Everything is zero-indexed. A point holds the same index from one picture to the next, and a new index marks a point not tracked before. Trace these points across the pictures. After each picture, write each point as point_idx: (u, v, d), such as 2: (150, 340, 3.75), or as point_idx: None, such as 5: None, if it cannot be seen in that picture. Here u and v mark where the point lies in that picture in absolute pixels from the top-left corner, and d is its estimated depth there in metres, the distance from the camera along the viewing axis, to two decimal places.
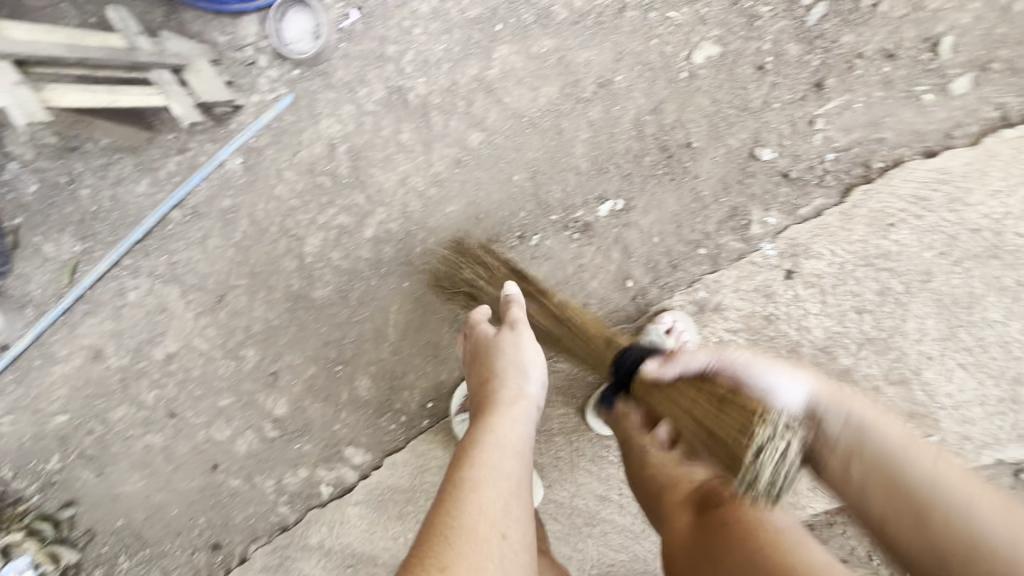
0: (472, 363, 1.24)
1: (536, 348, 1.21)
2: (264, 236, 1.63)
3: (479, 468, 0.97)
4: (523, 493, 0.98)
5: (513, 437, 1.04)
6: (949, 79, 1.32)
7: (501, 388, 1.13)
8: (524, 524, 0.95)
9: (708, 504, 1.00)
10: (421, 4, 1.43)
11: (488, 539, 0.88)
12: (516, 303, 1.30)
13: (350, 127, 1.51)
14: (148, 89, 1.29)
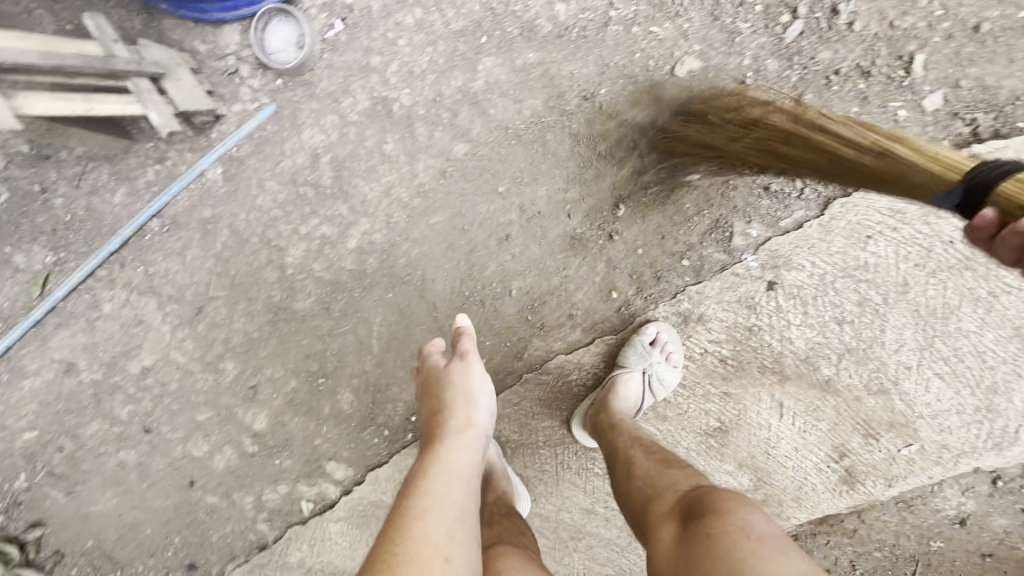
0: (427, 394, 1.26)
1: (485, 378, 1.24)
2: (245, 246, 1.61)
3: (425, 496, 0.98)
4: (468, 519, 0.99)
5: (459, 464, 1.07)
6: (922, 95, 1.35)
7: (450, 418, 1.16)
8: (468, 548, 0.95)
9: (691, 515, 0.95)
10: (405, 16, 1.43)
11: (429, 561, 0.88)
12: (466, 334, 1.33)
13: (333, 137, 1.49)
14: (125, 98, 1.27)
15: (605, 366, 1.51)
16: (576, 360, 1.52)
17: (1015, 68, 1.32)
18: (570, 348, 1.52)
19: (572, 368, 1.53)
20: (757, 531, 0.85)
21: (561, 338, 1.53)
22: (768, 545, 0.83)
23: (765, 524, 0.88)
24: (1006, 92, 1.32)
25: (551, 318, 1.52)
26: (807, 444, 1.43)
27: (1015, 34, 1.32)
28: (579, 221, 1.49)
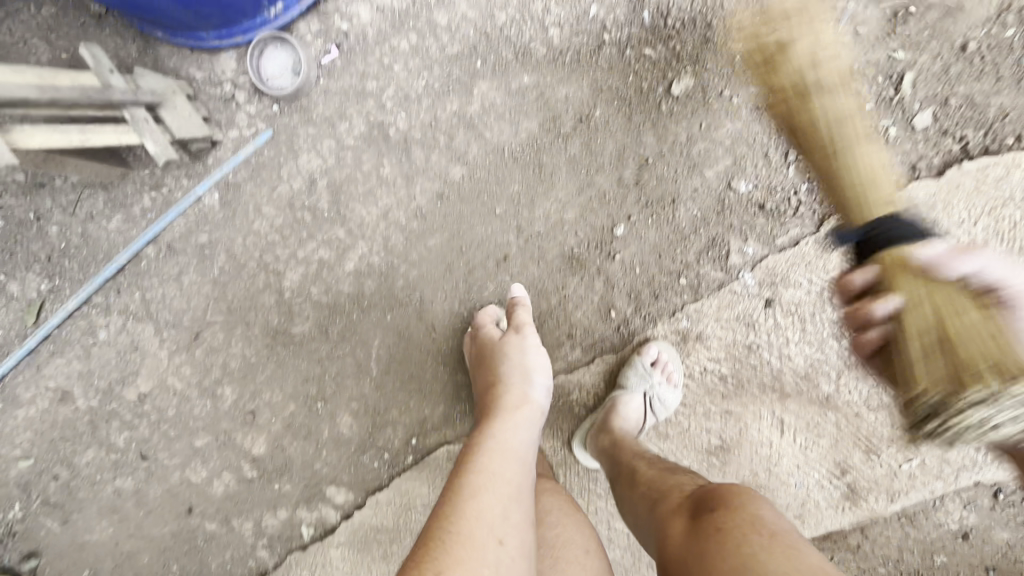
0: (482, 369, 1.37)
1: (538, 355, 1.35)
2: (242, 271, 1.60)
3: (483, 475, 1.04)
4: (523, 501, 1.04)
5: (514, 446, 1.14)
6: (912, 113, 1.37)
7: (507, 396, 1.25)
8: (522, 530, 0.99)
9: (702, 509, 0.95)
10: (401, 41, 1.42)
11: (485, 542, 0.93)
12: (522, 306, 1.44)
13: (330, 162, 1.50)
14: (121, 127, 1.27)
15: (605, 386, 1.51)
16: (576, 380, 1.52)
17: (1001, 86, 1.34)
18: (570, 367, 1.52)
19: (573, 389, 1.52)
20: (769, 528, 0.85)
21: (561, 358, 1.52)
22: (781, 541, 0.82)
23: (778, 523, 0.88)
24: (994, 110, 1.35)
25: (551, 338, 1.53)
26: (809, 460, 1.43)
27: (1002, 53, 1.34)
28: (577, 241, 1.50)
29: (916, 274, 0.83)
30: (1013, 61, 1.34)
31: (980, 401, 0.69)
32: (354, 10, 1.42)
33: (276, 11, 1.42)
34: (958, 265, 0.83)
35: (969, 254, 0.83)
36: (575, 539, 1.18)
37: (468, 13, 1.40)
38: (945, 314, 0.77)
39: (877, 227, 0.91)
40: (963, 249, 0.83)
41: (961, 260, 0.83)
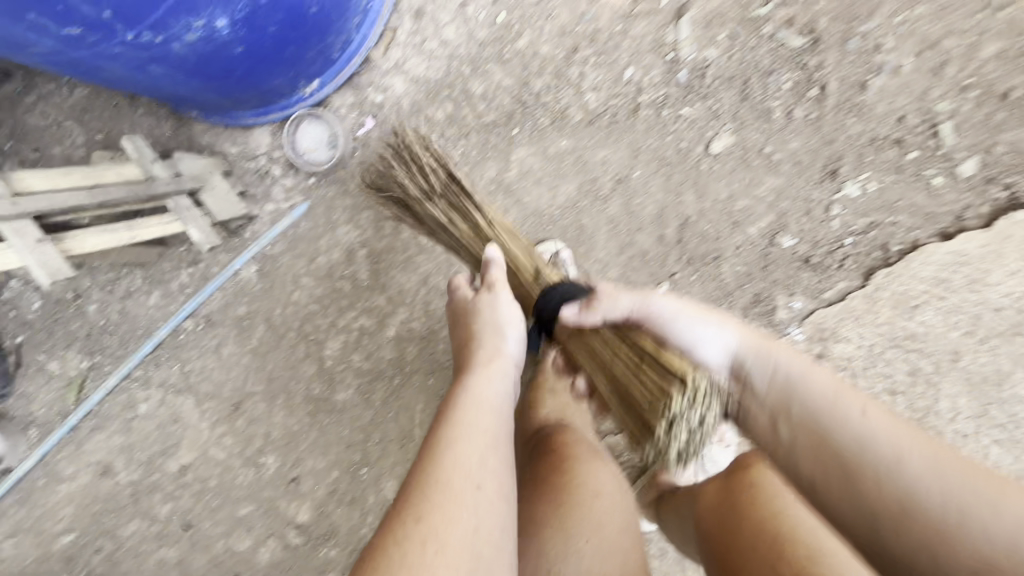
0: (459, 328, 1.25)
1: (515, 307, 1.22)
2: (282, 341, 1.60)
3: (456, 427, 0.92)
4: (500, 445, 0.93)
5: (489, 394, 1.02)
6: (956, 162, 1.35)
7: (479, 348, 1.14)
8: (501, 476, 0.89)
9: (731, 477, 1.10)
10: (436, 111, 1.42)
11: (459, 490, 0.83)
12: (495, 263, 1.26)
13: (370, 232, 1.50)
14: (166, 218, 1.25)
15: None
16: (625, 440, 1.52)
17: None
18: (618, 427, 1.51)
19: (623, 448, 1.52)
20: (783, 493, 1.00)
21: (608, 418, 1.52)
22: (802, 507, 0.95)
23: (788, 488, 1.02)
24: None
25: None
26: None
27: None
28: None
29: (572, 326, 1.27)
30: None
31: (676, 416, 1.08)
32: (389, 81, 1.41)
33: (310, 89, 1.37)
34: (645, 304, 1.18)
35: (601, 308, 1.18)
36: (599, 486, 1.12)
37: (504, 80, 1.40)
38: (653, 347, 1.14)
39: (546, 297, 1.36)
40: (590, 305, 1.23)
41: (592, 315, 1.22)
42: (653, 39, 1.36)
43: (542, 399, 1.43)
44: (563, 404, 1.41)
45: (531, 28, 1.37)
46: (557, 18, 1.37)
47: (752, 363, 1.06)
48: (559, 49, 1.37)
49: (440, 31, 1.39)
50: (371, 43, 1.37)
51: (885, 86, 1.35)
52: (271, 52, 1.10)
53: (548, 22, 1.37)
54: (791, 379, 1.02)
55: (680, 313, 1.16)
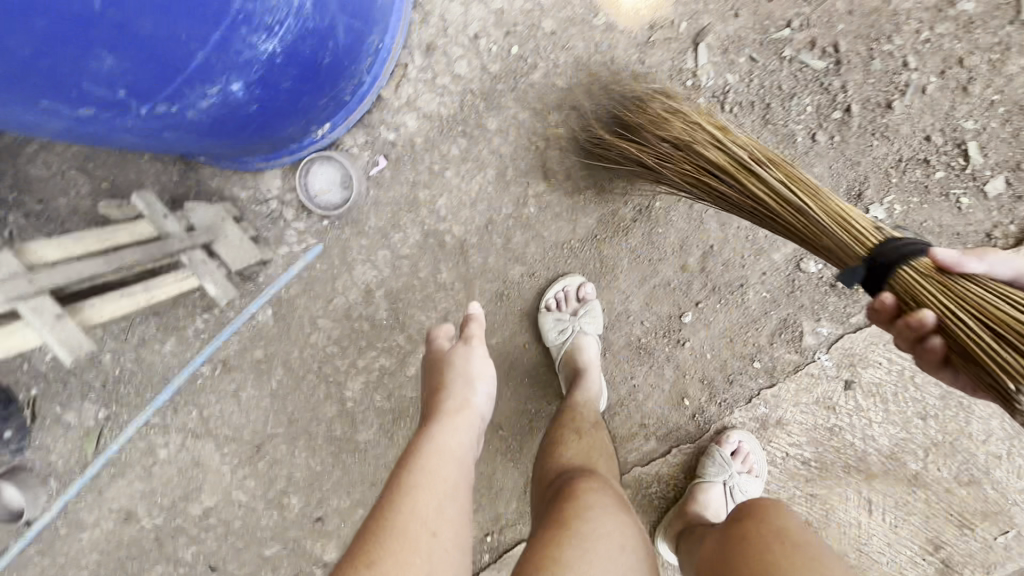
0: (426, 374, 1.17)
1: (487, 360, 1.15)
2: (302, 382, 1.57)
3: (416, 472, 0.89)
4: (460, 495, 0.91)
5: (456, 443, 0.98)
6: (983, 181, 1.33)
7: (447, 398, 1.05)
8: (457, 527, 0.87)
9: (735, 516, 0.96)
10: (450, 146, 1.39)
11: (414, 539, 0.80)
12: (474, 319, 1.21)
13: (386, 272, 1.46)
14: (181, 274, 1.22)
15: (683, 474, 1.49)
16: (653, 470, 1.50)
17: None
18: (646, 458, 1.50)
19: (651, 478, 1.51)
20: (793, 536, 0.85)
21: (635, 448, 1.51)
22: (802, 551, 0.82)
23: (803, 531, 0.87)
24: None
25: (623, 429, 1.50)
26: (900, 538, 1.40)
27: None
28: (643, 329, 1.46)
29: (940, 279, 0.82)
30: None
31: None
32: (401, 119, 1.38)
33: (322, 131, 1.32)
34: (967, 266, 0.82)
35: (982, 255, 0.83)
36: (611, 533, 0.94)
37: (519, 114, 1.36)
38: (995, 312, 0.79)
39: (879, 252, 0.86)
40: (975, 251, 0.83)
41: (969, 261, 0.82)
42: (672, 66, 1.33)
43: (564, 440, 1.23)
44: (586, 446, 1.21)
45: (546, 60, 1.34)
46: (572, 48, 1.33)
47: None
48: (576, 80, 1.34)
49: (452, 66, 1.35)
50: (382, 81, 1.31)
51: (911, 105, 1.32)
52: (286, 107, 1.07)
53: (563, 52, 1.33)
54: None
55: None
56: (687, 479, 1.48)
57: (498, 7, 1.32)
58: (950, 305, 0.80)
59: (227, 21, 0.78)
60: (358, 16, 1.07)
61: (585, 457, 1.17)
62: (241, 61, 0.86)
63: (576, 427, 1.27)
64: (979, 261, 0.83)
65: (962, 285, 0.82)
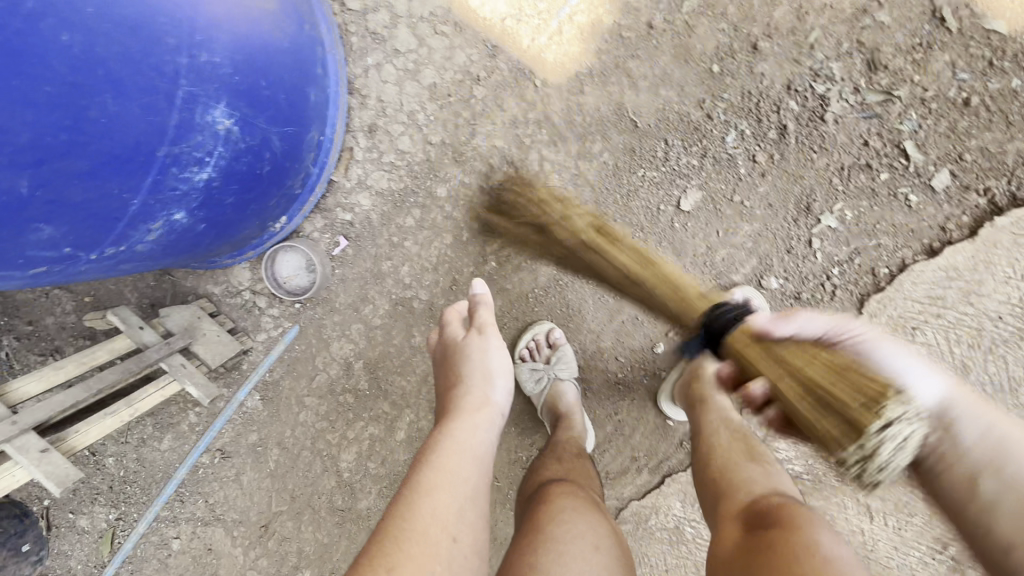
0: (440, 370, 1.09)
1: (505, 354, 1.07)
2: (298, 459, 1.61)
3: (435, 472, 0.86)
4: (479, 496, 0.88)
5: (473, 441, 0.93)
6: (930, 176, 1.34)
7: (464, 395, 0.99)
8: (477, 529, 0.85)
9: (759, 521, 0.92)
10: (405, 218, 1.43)
11: (433, 541, 0.77)
12: (484, 304, 1.14)
13: (362, 344, 1.50)
14: (162, 381, 1.27)
15: (681, 503, 1.48)
16: (651, 504, 1.50)
17: (1016, 130, 1.30)
18: (642, 491, 1.50)
19: (650, 511, 1.50)
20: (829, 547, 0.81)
21: (629, 482, 1.51)
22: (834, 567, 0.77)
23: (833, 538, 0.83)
24: (1013, 157, 1.30)
25: (615, 464, 1.52)
26: (906, 539, 1.39)
27: (1010, 98, 1.29)
28: (619, 365, 1.49)
29: (758, 348, 0.90)
30: (1021, 104, 1.29)
31: (885, 434, 0.67)
32: (355, 199, 1.43)
33: (280, 224, 1.37)
34: (783, 329, 0.92)
35: (791, 319, 0.93)
36: (583, 534, 0.99)
37: (465, 178, 1.40)
38: (812, 384, 0.81)
39: (715, 318, 0.99)
40: (786, 314, 0.93)
41: (786, 324, 0.93)
42: (608, 111, 1.36)
43: (545, 464, 1.25)
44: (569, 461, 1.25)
45: (483, 124, 1.38)
46: (508, 109, 1.37)
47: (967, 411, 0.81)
48: (514, 139, 1.38)
49: (395, 142, 1.40)
50: (330, 167, 1.36)
51: (842, 114, 1.34)
52: (233, 216, 1.12)
53: (499, 114, 1.37)
54: (1006, 440, 0.80)
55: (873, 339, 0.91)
56: (686, 507, 1.48)
57: (429, 81, 1.36)
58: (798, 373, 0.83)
59: (157, 167, 0.84)
60: (291, 122, 1.12)
61: (565, 471, 1.21)
62: (179, 194, 0.92)
63: (556, 454, 1.28)
64: (795, 321, 0.94)
65: (786, 347, 0.88)
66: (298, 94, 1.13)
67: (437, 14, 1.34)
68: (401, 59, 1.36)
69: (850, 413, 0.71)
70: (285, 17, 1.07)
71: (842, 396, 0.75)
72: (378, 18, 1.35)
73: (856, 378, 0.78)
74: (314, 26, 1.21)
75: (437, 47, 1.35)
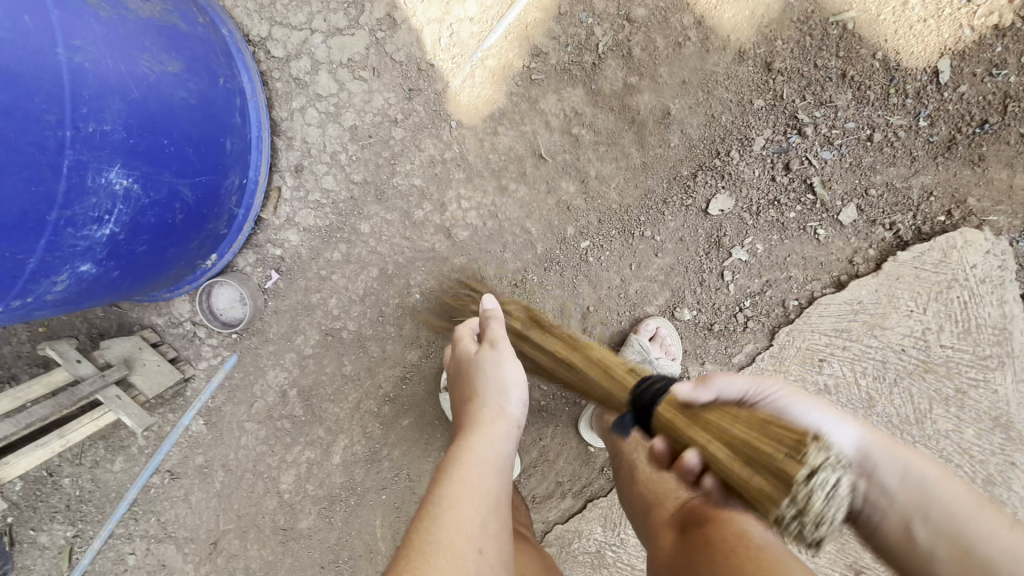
0: (456, 385, 1.07)
1: (519, 365, 1.04)
2: (241, 481, 1.65)
3: (457, 484, 0.83)
4: (500, 508, 0.85)
5: (492, 454, 0.90)
6: (837, 210, 1.35)
7: (481, 409, 0.96)
8: (502, 541, 0.82)
9: (691, 518, 0.89)
10: (333, 252, 1.50)
11: (460, 555, 0.74)
12: (495, 318, 1.10)
13: (295, 372, 1.57)
14: (96, 413, 1.39)
15: (602, 528, 1.53)
16: (575, 527, 1.54)
17: (920, 165, 1.31)
18: (565, 515, 1.55)
19: (574, 534, 1.54)
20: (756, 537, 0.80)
21: (556, 506, 1.55)
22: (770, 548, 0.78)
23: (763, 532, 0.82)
24: (917, 191, 1.31)
25: (541, 489, 1.55)
26: (820, 567, 1.40)
27: (913, 136, 1.30)
28: (542, 393, 1.53)
29: (688, 410, 0.82)
30: (924, 141, 1.30)
31: (824, 488, 0.57)
32: (284, 235, 1.51)
33: (211, 261, 1.45)
34: (703, 394, 0.88)
35: (707, 384, 0.89)
36: None
37: (387, 215, 1.47)
38: (737, 434, 0.73)
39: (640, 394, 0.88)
40: (703, 381, 0.90)
41: (704, 388, 0.88)
42: (519, 149, 1.42)
43: None
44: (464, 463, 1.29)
45: (403, 163, 1.44)
46: (425, 149, 1.43)
47: (884, 458, 0.77)
48: (432, 176, 1.44)
49: (320, 181, 1.47)
50: (257, 207, 1.44)
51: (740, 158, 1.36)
52: (149, 260, 1.17)
53: (417, 154, 1.44)
54: (926, 482, 0.74)
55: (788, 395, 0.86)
56: (607, 532, 1.52)
57: (350, 124, 1.44)
58: (724, 428, 0.75)
59: (49, 229, 0.91)
60: (202, 172, 1.19)
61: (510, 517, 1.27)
62: (80, 250, 0.99)
63: None
64: (714, 385, 0.89)
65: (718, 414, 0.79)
66: (210, 145, 1.20)
67: (355, 61, 1.41)
68: (323, 103, 1.44)
69: (776, 463, 0.63)
70: (192, 74, 1.15)
71: (760, 446, 0.67)
72: (301, 64, 1.43)
73: (779, 431, 0.70)
74: (230, 77, 1.30)
75: (357, 91, 1.42)
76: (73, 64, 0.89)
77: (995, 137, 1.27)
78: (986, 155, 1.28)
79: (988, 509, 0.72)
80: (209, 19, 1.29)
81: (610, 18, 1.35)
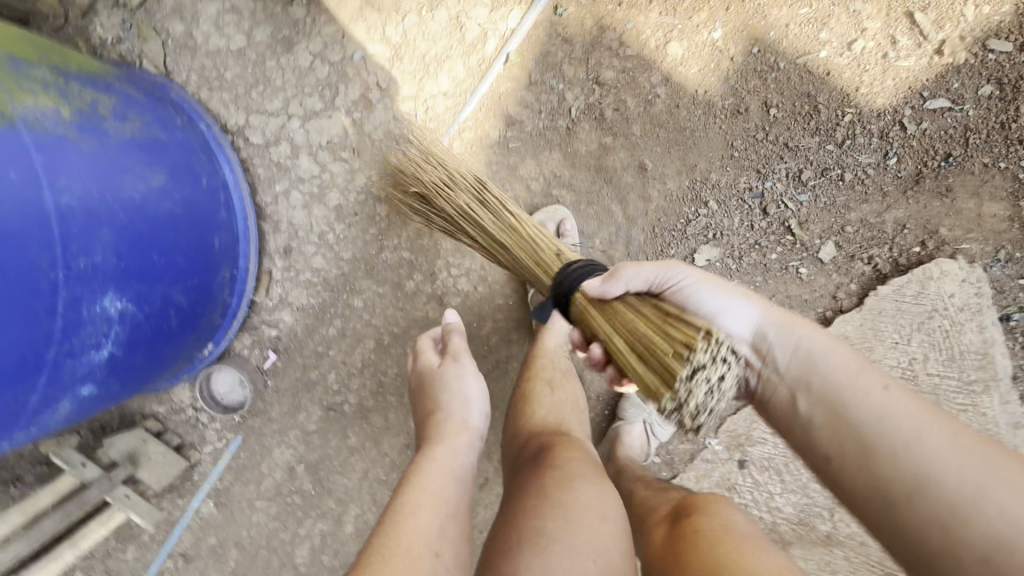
0: (419, 397, 1.16)
1: (480, 378, 1.13)
2: (255, 559, 1.64)
3: (417, 493, 0.87)
4: (459, 515, 0.88)
5: (450, 462, 0.96)
6: (817, 248, 1.38)
7: (445, 418, 1.04)
8: (460, 547, 0.84)
9: (679, 518, 0.93)
10: (328, 328, 1.51)
11: (418, 557, 0.77)
12: (456, 332, 1.23)
13: (302, 448, 1.58)
14: (105, 516, 1.44)
15: None
16: None
17: (892, 201, 1.35)
18: None
19: None
20: (739, 531, 0.84)
21: None
22: (752, 539, 0.82)
23: (747, 526, 0.87)
24: (891, 225, 1.35)
25: None
26: None
27: (882, 172, 1.35)
28: None
29: (597, 309, 0.94)
30: (893, 176, 1.34)
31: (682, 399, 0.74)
32: (278, 315, 1.52)
33: (208, 349, 1.46)
34: (617, 287, 0.94)
35: (616, 278, 0.94)
36: None
37: (379, 288, 1.49)
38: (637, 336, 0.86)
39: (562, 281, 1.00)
40: (612, 274, 0.95)
41: (614, 284, 0.94)
42: None
43: None
44: (560, 401, 1.25)
45: (389, 237, 1.47)
46: (411, 221, 1.46)
47: (777, 334, 0.90)
48: (419, 247, 1.47)
49: (310, 261, 1.49)
50: (248, 293, 1.46)
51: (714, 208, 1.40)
52: (145, 364, 1.17)
53: (404, 227, 1.46)
54: (813, 352, 0.89)
55: (692, 282, 0.94)
56: None
57: (335, 203, 1.46)
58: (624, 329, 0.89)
59: (50, 365, 0.92)
60: (193, 274, 1.21)
61: None
62: (81, 374, 1.00)
63: None
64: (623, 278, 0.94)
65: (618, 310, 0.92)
66: (200, 249, 1.22)
67: (335, 142, 1.43)
68: (307, 184, 1.46)
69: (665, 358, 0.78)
70: (176, 183, 1.17)
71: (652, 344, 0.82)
72: (280, 149, 1.45)
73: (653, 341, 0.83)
74: (212, 174, 1.31)
75: (338, 172, 1.44)
76: (61, 207, 0.90)
77: (959, 169, 1.31)
78: (954, 186, 1.32)
79: (872, 373, 0.85)
80: (187, 117, 1.33)
81: (580, 82, 1.38)
